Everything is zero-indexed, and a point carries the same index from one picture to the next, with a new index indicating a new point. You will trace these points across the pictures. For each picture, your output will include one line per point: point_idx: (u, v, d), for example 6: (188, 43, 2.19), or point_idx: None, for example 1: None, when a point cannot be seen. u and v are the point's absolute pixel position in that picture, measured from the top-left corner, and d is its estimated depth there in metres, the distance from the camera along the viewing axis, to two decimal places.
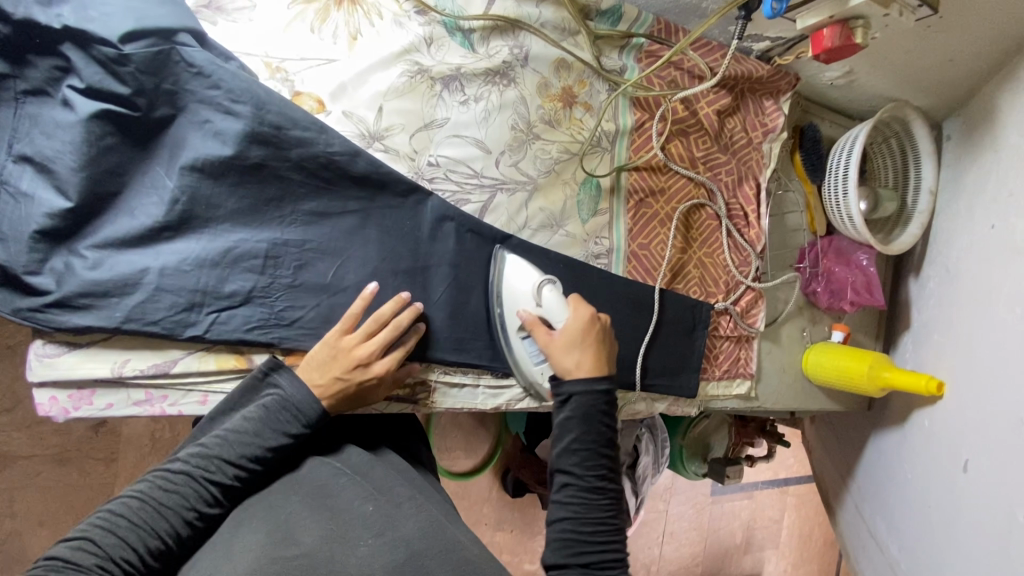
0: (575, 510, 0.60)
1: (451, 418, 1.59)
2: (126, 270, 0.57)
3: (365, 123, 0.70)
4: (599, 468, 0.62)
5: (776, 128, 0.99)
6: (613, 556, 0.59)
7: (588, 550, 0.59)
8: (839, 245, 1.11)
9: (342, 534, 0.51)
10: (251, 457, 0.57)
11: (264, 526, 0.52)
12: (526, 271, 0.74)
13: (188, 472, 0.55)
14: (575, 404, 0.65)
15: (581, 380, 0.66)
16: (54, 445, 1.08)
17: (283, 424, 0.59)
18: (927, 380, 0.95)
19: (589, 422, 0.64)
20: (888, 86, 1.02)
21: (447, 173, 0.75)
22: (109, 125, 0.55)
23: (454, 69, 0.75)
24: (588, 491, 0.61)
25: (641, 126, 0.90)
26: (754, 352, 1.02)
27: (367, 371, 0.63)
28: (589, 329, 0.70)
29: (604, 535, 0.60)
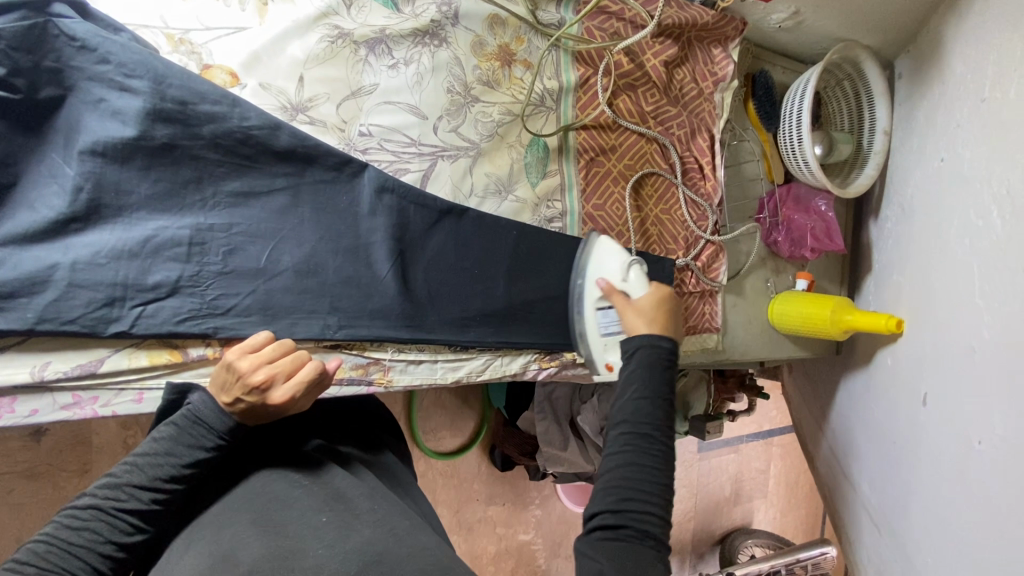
0: (629, 459, 0.55)
1: (432, 400, 1.58)
2: (33, 268, 0.53)
3: (286, 95, 0.66)
4: (657, 422, 0.57)
5: (726, 76, 0.97)
6: (655, 518, 0.53)
7: (636, 501, 0.54)
8: (798, 191, 1.10)
9: (288, 549, 0.52)
10: (165, 481, 0.55)
11: (213, 549, 0.52)
12: (616, 250, 0.78)
13: (96, 506, 0.52)
14: (639, 356, 0.60)
15: (646, 334, 0.62)
16: (22, 461, 1.04)
17: (200, 441, 0.56)
18: (886, 319, 0.96)
19: (651, 372, 0.59)
20: (835, 26, 1.00)
21: (382, 143, 0.72)
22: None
23: (377, 31, 0.70)
24: (643, 443, 0.56)
25: (586, 82, 0.87)
26: (718, 306, 1.02)
27: (266, 399, 0.55)
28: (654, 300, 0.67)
29: (647, 496, 0.54)
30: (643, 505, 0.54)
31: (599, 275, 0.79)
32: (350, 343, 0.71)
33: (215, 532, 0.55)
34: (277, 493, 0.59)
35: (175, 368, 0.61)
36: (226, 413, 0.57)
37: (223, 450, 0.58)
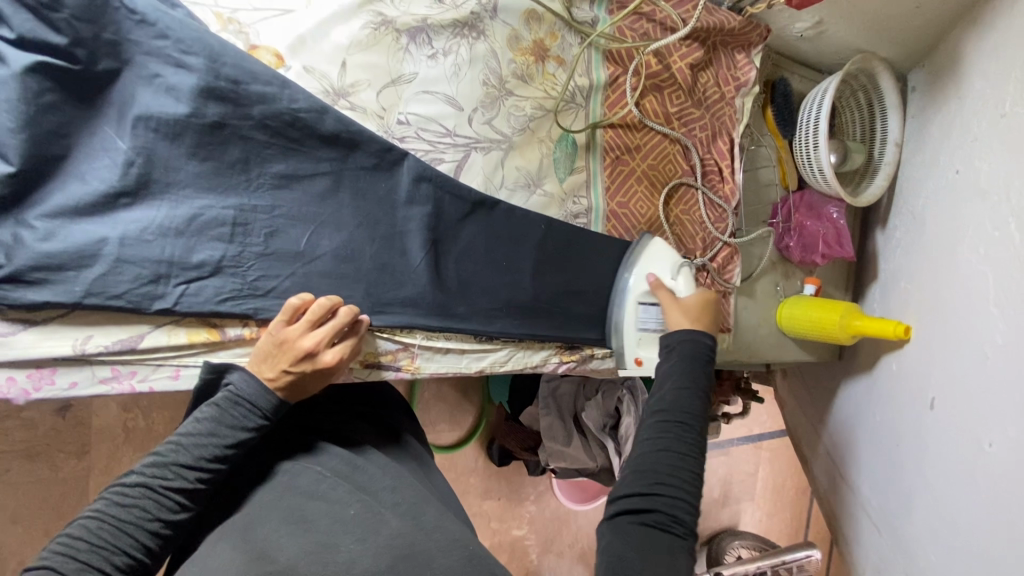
0: (665, 443, 0.63)
1: (435, 392, 1.58)
2: (83, 241, 0.53)
3: (329, 79, 0.66)
4: (690, 412, 0.65)
5: (749, 81, 0.98)
6: (684, 503, 0.60)
7: (668, 484, 0.60)
8: (811, 199, 1.12)
9: (323, 544, 0.54)
10: (211, 460, 0.55)
11: (249, 546, 0.54)
12: (671, 251, 0.87)
13: (144, 484, 0.53)
14: (680, 351, 0.71)
15: (688, 331, 0.72)
16: (19, 441, 1.03)
17: (245, 420, 0.58)
18: (895, 326, 0.99)
19: (692, 367, 0.69)
20: (857, 37, 1.02)
21: (419, 132, 0.72)
22: (51, 82, 0.51)
23: (420, 20, 0.71)
24: (677, 429, 0.64)
25: (615, 81, 0.88)
26: (730, 307, 1.05)
27: (318, 366, 0.60)
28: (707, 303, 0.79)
29: (675, 473, 0.61)
30: (676, 490, 0.60)
31: (647, 272, 0.86)
32: (376, 329, 0.71)
33: (248, 530, 0.56)
34: (307, 486, 0.60)
35: (213, 346, 0.61)
36: (269, 394, 0.58)
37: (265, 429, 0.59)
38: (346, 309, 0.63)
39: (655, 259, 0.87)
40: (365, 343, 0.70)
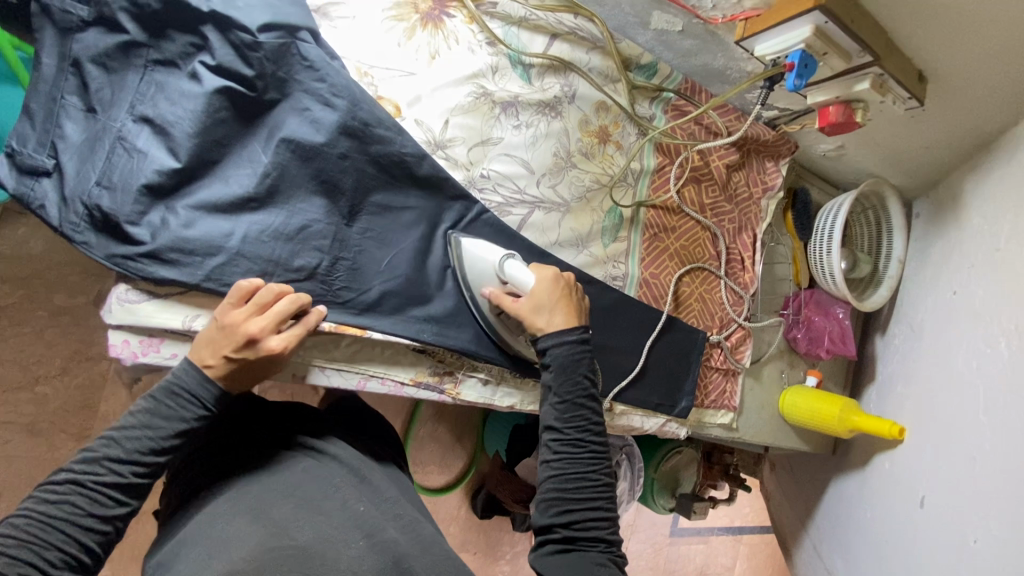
0: (559, 467, 0.69)
1: (429, 431, 1.61)
2: (214, 232, 0.62)
3: (433, 132, 0.78)
4: (577, 422, 0.70)
5: (775, 186, 1.11)
6: (592, 512, 0.68)
7: (570, 506, 0.68)
8: (820, 297, 1.22)
9: (334, 535, 0.61)
10: (145, 453, 0.58)
11: (266, 525, 0.60)
12: (489, 251, 0.76)
13: (73, 480, 0.55)
14: (554, 360, 0.72)
15: (554, 333, 0.72)
16: (28, 414, 1.09)
17: (185, 413, 0.60)
18: (891, 425, 1.06)
19: (569, 374, 0.72)
20: (872, 163, 1.15)
21: (496, 186, 0.83)
22: (226, 103, 0.62)
23: (512, 96, 0.84)
24: (570, 445, 0.70)
25: (662, 169, 1.01)
26: (739, 386, 1.12)
27: (264, 356, 0.61)
28: (558, 284, 0.75)
29: (575, 490, 0.68)
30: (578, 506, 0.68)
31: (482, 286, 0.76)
32: (432, 351, 0.79)
33: (263, 512, 0.62)
34: (315, 485, 0.67)
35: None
36: (208, 382, 0.61)
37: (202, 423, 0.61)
38: (293, 298, 0.64)
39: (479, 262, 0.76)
40: (415, 362, 0.78)
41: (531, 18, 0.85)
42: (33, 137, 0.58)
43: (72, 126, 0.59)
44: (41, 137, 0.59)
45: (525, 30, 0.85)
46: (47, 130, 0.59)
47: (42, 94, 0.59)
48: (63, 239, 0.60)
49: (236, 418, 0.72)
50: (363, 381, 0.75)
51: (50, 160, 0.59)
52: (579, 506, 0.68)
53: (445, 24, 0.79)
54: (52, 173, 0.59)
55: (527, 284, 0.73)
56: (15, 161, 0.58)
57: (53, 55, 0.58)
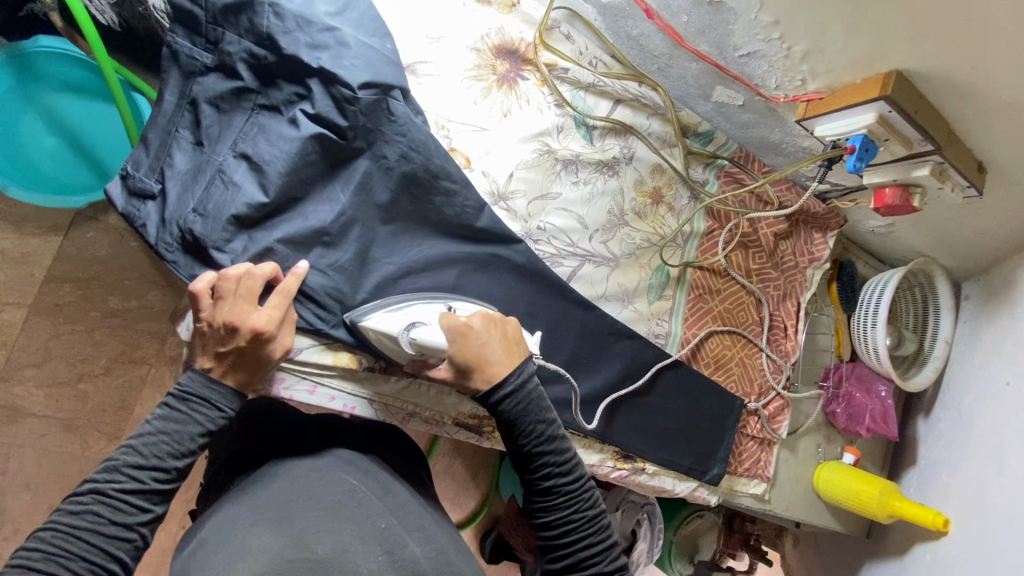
0: (545, 520, 0.65)
1: (445, 466, 1.57)
2: (290, 262, 0.68)
3: (497, 184, 0.82)
4: (544, 470, 0.65)
5: (822, 258, 1.11)
6: (589, 553, 0.63)
7: (568, 555, 0.63)
8: (862, 372, 1.19)
9: (355, 549, 0.55)
10: (167, 458, 0.58)
11: (286, 534, 0.55)
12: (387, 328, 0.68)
13: (95, 489, 0.54)
14: (499, 414, 0.66)
15: (490, 387, 0.65)
16: (66, 410, 1.13)
17: (202, 415, 0.61)
18: (934, 514, 1.01)
19: (517, 425, 0.65)
20: (923, 244, 1.15)
21: (551, 238, 0.86)
22: (317, 148, 0.68)
23: (574, 154, 0.88)
24: (544, 495, 0.65)
25: (711, 233, 1.03)
26: (773, 457, 1.09)
27: (264, 341, 0.63)
28: (483, 329, 0.67)
29: (564, 536, 0.64)
30: (576, 552, 0.63)
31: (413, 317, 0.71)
32: (474, 393, 0.79)
33: (282, 520, 0.57)
34: (337, 495, 0.62)
35: (326, 368, 0.72)
36: (216, 382, 0.62)
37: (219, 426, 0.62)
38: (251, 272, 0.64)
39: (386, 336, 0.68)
40: (455, 404, 0.79)
41: (598, 84, 0.90)
42: (146, 163, 0.67)
43: (180, 156, 0.67)
44: (152, 163, 0.67)
45: (591, 94, 0.90)
46: (158, 157, 0.68)
47: (160, 126, 0.68)
48: (155, 255, 0.67)
49: (266, 428, 0.74)
50: (407, 418, 0.77)
51: (156, 185, 0.67)
52: (571, 552, 0.63)
53: (519, 85, 0.86)
54: (156, 197, 0.67)
55: (439, 347, 0.66)
56: (127, 183, 0.67)
57: (174, 92, 0.68)
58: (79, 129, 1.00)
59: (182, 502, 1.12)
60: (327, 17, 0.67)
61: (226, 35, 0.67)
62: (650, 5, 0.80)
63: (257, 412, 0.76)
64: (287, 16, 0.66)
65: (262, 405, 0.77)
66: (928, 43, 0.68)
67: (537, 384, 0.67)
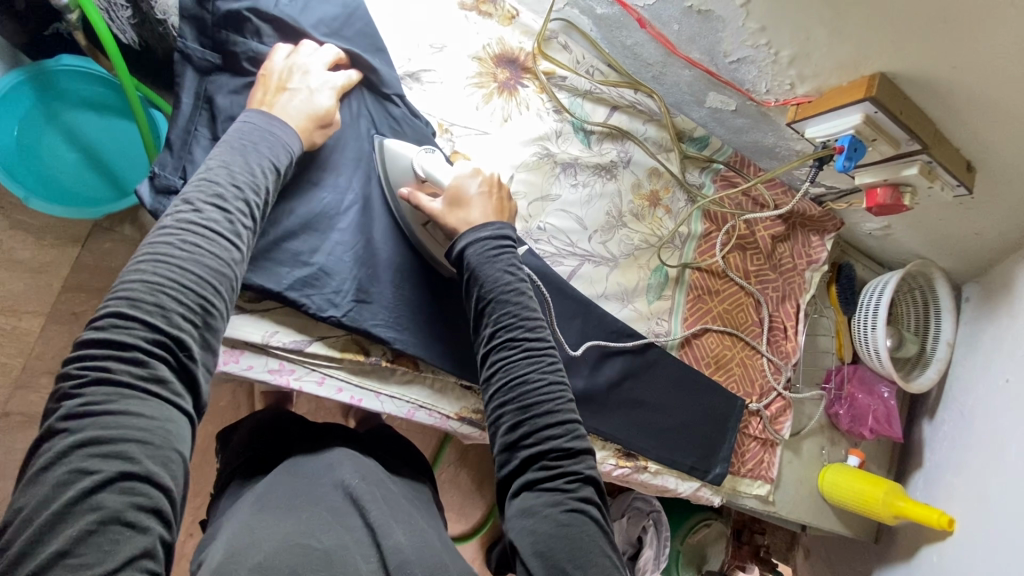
0: (501, 373, 0.61)
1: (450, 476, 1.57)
2: (300, 256, 0.71)
3: (498, 185, 0.86)
4: (506, 321, 0.62)
5: (820, 260, 1.13)
6: (544, 409, 0.58)
7: (522, 411, 0.59)
8: (863, 374, 1.20)
9: (355, 543, 0.56)
10: (210, 289, 0.50)
11: (286, 526, 0.56)
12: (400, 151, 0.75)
13: (144, 339, 0.45)
14: (468, 261, 0.65)
15: (466, 233, 0.67)
16: None
17: (218, 274, 0.51)
18: (938, 514, 1.02)
19: (485, 272, 0.64)
20: (920, 246, 1.17)
21: (550, 238, 0.90)
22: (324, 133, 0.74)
23: (572, 158, 0.92)
24: (505, 346, 0.61)
25: (708, 235, 1.05)
26: (777, 458, 1.10)
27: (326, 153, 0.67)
28: (475, 181, 0.71)
29: (518, 390, 0.59)
30: (529, 407, 0.58)
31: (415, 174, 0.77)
32: (477, 388, 0.82)
33: (286, 513, 0.58)
34: (330, 494, 0.62)
35: (334, 361, 0.75)
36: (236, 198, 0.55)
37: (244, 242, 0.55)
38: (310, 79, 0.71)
39: (400, 160, 0.75)
40: (460, 399, 0.82)
41: (595, 91, 0.95)
42: (171, 162, 0.70)
43: (200, 152, 0.71)
44: (176, 163, 0.71)
45: (588, 102, 0.94)
46: (181, 157, 0.71)
47: (180, 128, 0.72)
48: None
49: (275, 435, 0.77)
50: (412, 411, 0.79)
51: (179, 181, 0.70)
52: (525, 412, 0.58)
53: (518, 92, 0.90)
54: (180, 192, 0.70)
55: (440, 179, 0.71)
56: (153, 181, 0.69)
57: (191, 94, 0.72)
58: (94, 142, 1.05)
59: (189, 513, 1.10)
60: (328, 35, 0.75)
61: (232, 37, 0.72)
62: (643, 15, 0.83)
63: (264, 421, 0.79)
64: (292, 33, 0.74)
65: (269, 416, 0.79)
66: (908, 44, 0.71)
67: (509, 243, 0.67)
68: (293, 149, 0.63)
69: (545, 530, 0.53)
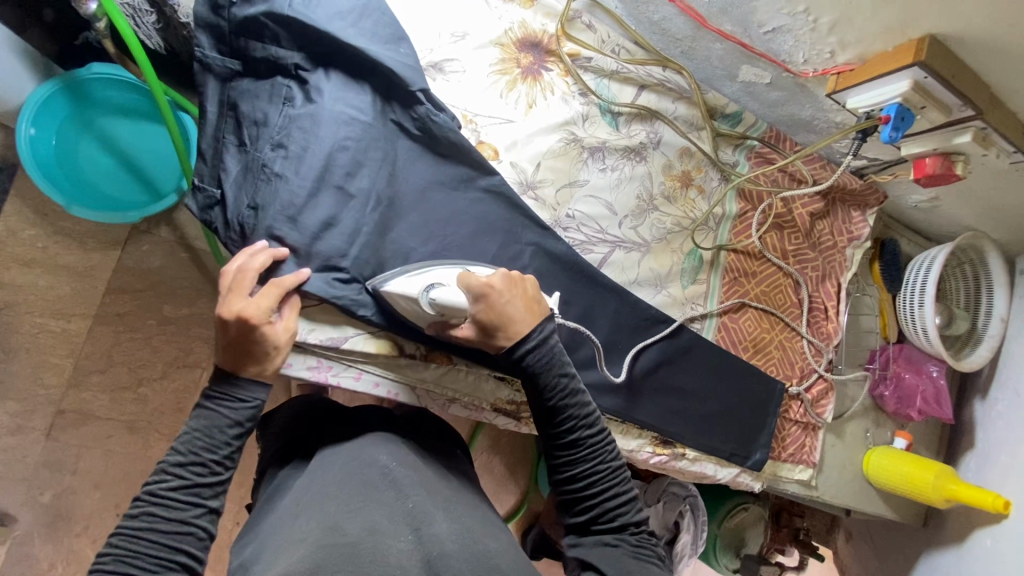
0: (570, 475, 0.65)
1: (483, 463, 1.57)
2: (330, 255, 0.72)
3: (525, 174, 0.85)
4: (569, 423, 0.66)
5: (862, 236, 1.08)
6: (614, 504, 0.64)
7: (593, 508, 0.64)
8: (910, 353, 1.15)
9: (386, 529, 0.55)
10: (204, 452, 0.60)
11: (321, 519, 0.56)
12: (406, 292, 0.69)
13: (147, 496, 0.57)
14: (523, 370, 0.67)
15: (514, 346, 0.65)
16: (129, 412, 1.17)
17: (186, 532, 0.57)
18: (994, 497, 0.98)
19: (541, 380, 0.66)
20: (970, 217, 1.10)
21: (580, 226, 0.88)
22: (339, 133, 0.73)
23: (600, 142, 0.90)
24: (569, 447, 0.66)
25: (744, 215, 1.01)
26: (819, 442, 1.06)
27: (261, 325, 0.63)
28: (501, 286, 0.66)
29: (587, 488, 0.64)
30: (599, 503, 0.64)
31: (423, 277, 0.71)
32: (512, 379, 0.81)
33: (323, 505, 0.59)
34: (366, 480, 0.62)
35: (370, 358, 0.75)
36: (236, 377, 0.64)
37: (248, 416, 0.64)
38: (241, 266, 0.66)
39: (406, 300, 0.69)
40: (495, 391, 0.81)
41: (622, 71, 0.91)
42: (207, 172, 0.74)
43: (231, 160, 0.73)
44: (212, 172, 0.75)
45: (615, 82, 0.92)
46: (215, 165, 0.74)
47: (209, 136, 0.74)
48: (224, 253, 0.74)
49: (312, 425, 0.78)
50: (448, 405, 0.80)
51: (216, 189, 0.74)
52: (597, 508, 0.64)
53: (543, 76, 0.88)
54: (218, 201, 0.74)
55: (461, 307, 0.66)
56: (198, 198, 0.75)
57: (215, 102, 0.74)
58: (129, 148, 1.07)
59: (235, 504, 1.14)
60: (340, 30, 0.73)
61: (251, 43, 0.73)
62: None
63: (301, 410, 0.80)
64: (313, 34, 0.72)
65: (305, 403, 0.80)
66: (959, 8, 0.66)
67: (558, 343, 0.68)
68: (259, 398, 0.65)
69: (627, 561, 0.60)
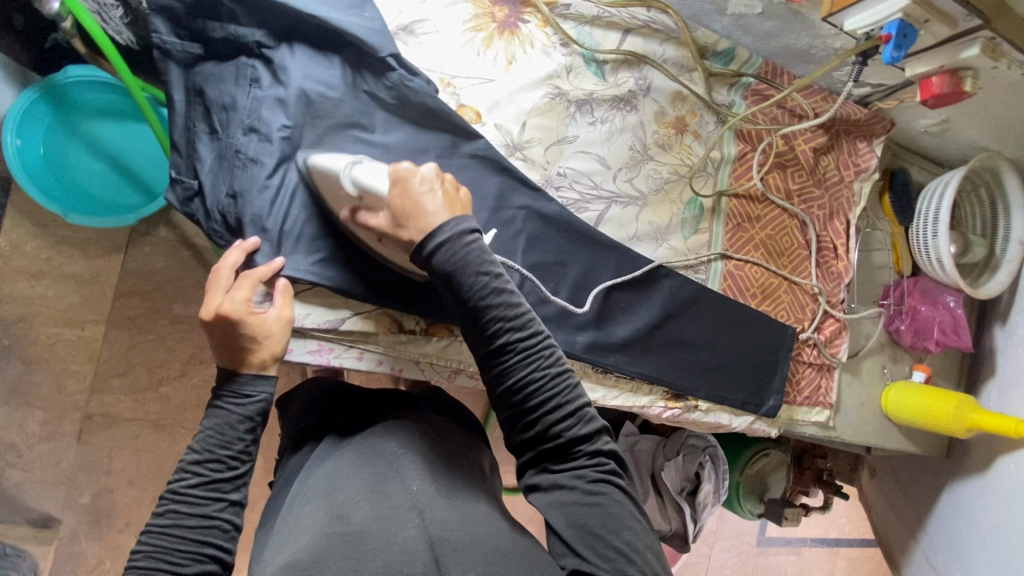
0: (501, 388, 0.59)
1: None
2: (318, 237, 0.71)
3: (511, 135, 0.82)
4: (496, 331, 0.58)
5: (869, 168, 1.04)
6: (557, 422, 0.58)
7: (534, 429, 0.58)
8: (926, 285, 1.12)
9: (391, 516, 0.55)
10: (219, 447, 0.59)
11: (327, 511, 0.57)
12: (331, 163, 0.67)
13: (169, 496, 0.56)
14: (436, 275, 0.60)
15: (424, 248, 0.59)
16: (153, 411, 1.19)
17: (211, 525, 0.56)
18: (1017, 423, 0.97)
19: (456, 284, 0.59)
20: (983, 137, 1.05)
21: (573, 184, 0.85)
22: (309, 113, 0.72)
23: (587, 93, 0.86)
24: (498, 356, 0.59)
25: (743, 157, 0.97)
26: (835, 382, 1.05)
27: (241, 314, 0.63)
28: (423, 192, 0.61)
29: (523, 405, 0.58)
30: (540, 422, 0.58)
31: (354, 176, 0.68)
32: None
33: (329, 496, 0.59)
34: (370, 470, 0.63)
35: (368, 336, 0.75)
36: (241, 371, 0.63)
37: (258, 411, 0.63)
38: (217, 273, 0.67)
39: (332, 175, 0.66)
40: None
41: (603, 15, 0.87)
42: (183, 163, 0.72)
43: (205, 149, 0.71)
44: (187, 162, 0.72)
45: (596, 28, 0.87)
46: (189, 156, 0.72)
47: (180, 126, 0.72)
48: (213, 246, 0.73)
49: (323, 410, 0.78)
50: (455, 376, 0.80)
51: (194, 181, 0.72)
52: (539, 429, 0.58)
53: (520, 29, 0.84)
54: (197, 192, 0.72)
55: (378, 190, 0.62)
56: (176, 188, 0.72)
57: (181, 90, 0.71)
58: (111, 146, 1.05)
59: None
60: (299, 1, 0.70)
61: (209, 24, 0.70)
62: None
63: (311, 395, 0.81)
64: (273, 9, 0.70)
65: (313, 388, 0.81)
66: None
67: (476, 239, 0.60)
68: (268, 391, 0.64)
69: (578, 510, 0.56)
